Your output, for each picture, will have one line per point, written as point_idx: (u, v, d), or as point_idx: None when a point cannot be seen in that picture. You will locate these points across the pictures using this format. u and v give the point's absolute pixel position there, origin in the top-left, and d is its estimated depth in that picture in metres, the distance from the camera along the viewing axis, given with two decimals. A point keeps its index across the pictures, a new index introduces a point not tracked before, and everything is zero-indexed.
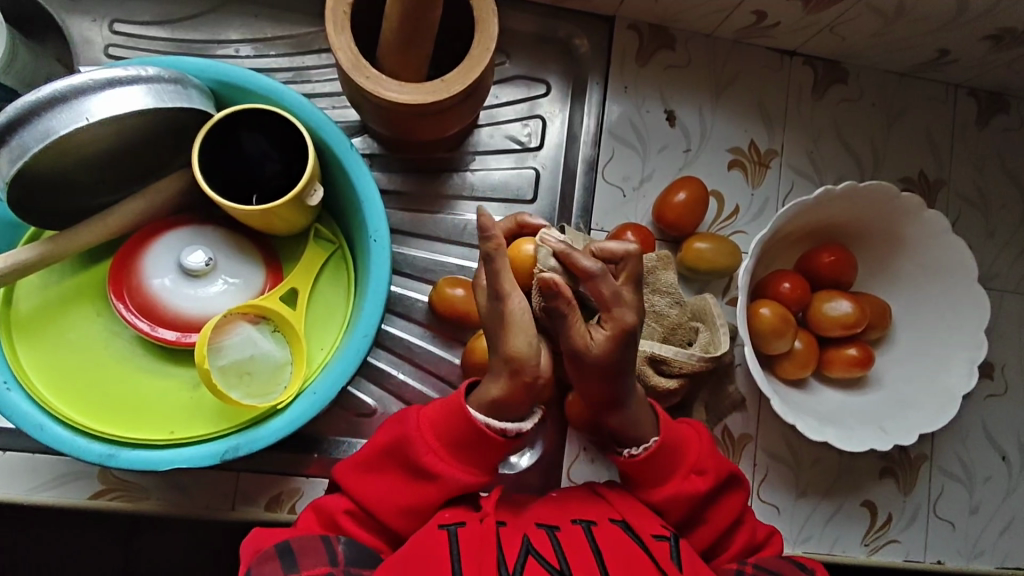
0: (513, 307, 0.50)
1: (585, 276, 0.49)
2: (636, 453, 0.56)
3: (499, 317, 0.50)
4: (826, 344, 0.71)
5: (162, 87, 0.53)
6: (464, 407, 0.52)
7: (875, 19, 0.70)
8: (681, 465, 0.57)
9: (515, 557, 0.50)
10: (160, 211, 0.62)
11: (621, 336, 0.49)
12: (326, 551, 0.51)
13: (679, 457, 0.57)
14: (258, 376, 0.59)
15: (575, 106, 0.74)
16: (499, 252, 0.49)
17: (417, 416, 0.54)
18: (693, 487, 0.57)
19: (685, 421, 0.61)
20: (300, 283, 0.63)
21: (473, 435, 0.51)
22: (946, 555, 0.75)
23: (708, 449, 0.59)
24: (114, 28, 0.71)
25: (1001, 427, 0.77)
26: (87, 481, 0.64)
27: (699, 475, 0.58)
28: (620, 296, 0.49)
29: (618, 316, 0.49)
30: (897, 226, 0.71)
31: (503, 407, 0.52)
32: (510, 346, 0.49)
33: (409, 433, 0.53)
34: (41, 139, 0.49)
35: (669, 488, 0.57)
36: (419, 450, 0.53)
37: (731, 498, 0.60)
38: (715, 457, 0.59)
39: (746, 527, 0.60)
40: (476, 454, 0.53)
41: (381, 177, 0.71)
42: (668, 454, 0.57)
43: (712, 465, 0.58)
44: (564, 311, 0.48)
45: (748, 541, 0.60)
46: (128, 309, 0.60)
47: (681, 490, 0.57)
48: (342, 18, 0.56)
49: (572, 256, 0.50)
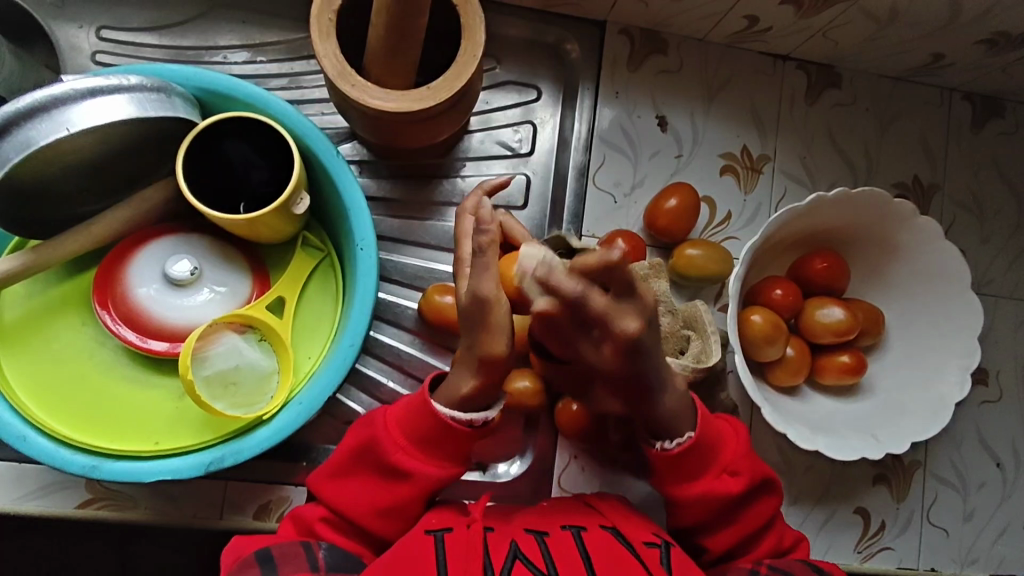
0: (494, 311, 0.45)
1: (568, 302, 0.39)
2: (669, 446, 0.55)
3: (477, 317, 0.46)
4: (818, 351, 0.70)
5: (145, 96, 0.53)
6: (428, 402, 0.51)
7: (867, 25, 0.69)
8: (716, 464, 0.57)
9: (502, 562, 0.50)
10: (146, 219, 0.62)
11: (627, 346, 0.43)
12: (307, 558, 0.51)
13: (716, 454, 0.56)
14: (243, 386, 0.59)
15: (566, 112, 0.74)
16: (489, 250, 0.43)
17: (384, 416, 0.54)
18: (725, 487, 0.57)
19: (721, 416, 0.60)
20: (285, 291, 0.62)
21: (440, 432, 0.51)
22: (940, 562, 0.74)
23: (745, 448, 0.58)
24: (101, 35, 0.70)
25: (995, 433, 0.76)
26: (73, 490, 0.64)
27: (731, 476, 0.57)
28: (617, 310, 0.40)
29: (617, 332, 0.41)
30: (890, 232, 0.71)
31: (472, 401, 0.50)
32: (488, 344, 0.46)
33: (379, 434, 0.53)
34: (22, 148, 0.49)
35: (701, 485, 0.57)
36: (388, 451, 0.53)
37: (761, 504, 0.59)
38: (750, 460, 0.58)
39: (772, 533, 0.59)
40: (449, 452, 0.53)
41: (370, 183, 0.71)
42: (704, 452, 0.55)
43: (745, 468, 0.57)
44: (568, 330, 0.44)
45: (774, 546, 0.59)
46: (113, 319, 0.60)
47: (712, 490, 0.57)
48: (327, 26, 0.55)
49: (550, 278, 0.38)
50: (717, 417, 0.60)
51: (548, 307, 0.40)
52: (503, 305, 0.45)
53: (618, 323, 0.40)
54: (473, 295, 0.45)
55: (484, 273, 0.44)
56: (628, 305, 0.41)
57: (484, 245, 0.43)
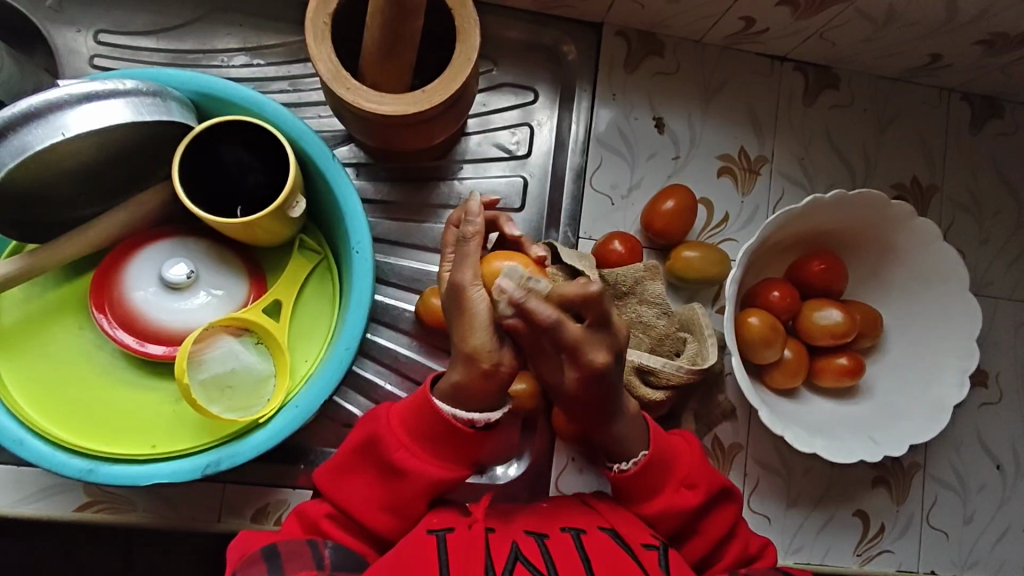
0: (471, 296, 0.48)
1: (542, 325, 0.44)
2: (627, 467, 0.56)
3: (458, 306, 0.48)
4: (816, 353, 0.70)
5: (140, 101, 0.53)
6: (431, 399, 0.51)
7: (864, 25, 0.69)
8: (673, 479, 0.57)
9: (502, 563, 0.50)
10: (143, 223, 0.62)
11: (592, 375, 0.47)
12: (313, 556, 0.51)
13: (671, 469, 0.57)
14: (240, 389, 0.59)
15: (563, 113, 0.74)
16: (471, 239, 0.49)
17: (388, 412, 0.54)
18: (685, 500, 0.57)
19: (678, 433, 0.61)
20: (283, 294, 0.62)
21: (441, 429, 0.51)
22: (939, 565, 0.74)
23: (701, 461, 0.59)
24: (99, 39, 0.70)
25: (995, 435, 0.76)
26: (71, 494, 0.64)
27: (690, 489, 0.57)
28: (589, 339, 0.45)
29: (586, 360, 0.46)
30: (888, 234, 0.70)
31: (464, 397, 0.50)
32: (468, 339, 0.47)
33: (378, 431, 0.53)
34: (17, 154, 0.49)
35: (661, 500, 0.57)
36: (389, 449, 0.53)
37: (724, 512, 0.59)
38: (706, 471, 0.59)
39: (741, 539, 0.59)
40: (447, 454, 0.52)
41: (367, 186, 0.71)
42: (659, 466, 0.56)
43: (703, 479, 0.58)
44: (534, 347, 0.47)
45: (740, 554, 0.59)
46: (110, 323, 0.60)
47: (672, 504, 0.57)
48: (322, 30, 0.55)
49: (528, 305, 0.44)
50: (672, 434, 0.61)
51: (518, 322, 0.45)
52: (480, 291, 0.48)
53: (587, 351, 0.45)
54: (454, 287, 0.48)
55: (464, 260, 0.49)
56: (598, 336, 0.46)
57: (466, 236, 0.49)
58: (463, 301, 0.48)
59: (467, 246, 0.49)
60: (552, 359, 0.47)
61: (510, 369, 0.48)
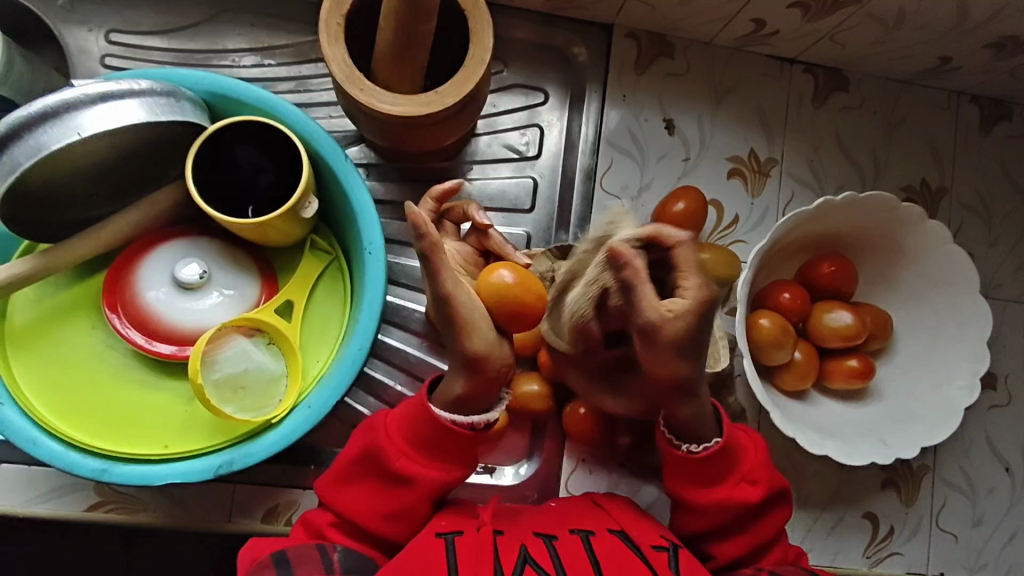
0: (466, 312, 0.46)
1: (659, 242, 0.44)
2: (696, 449, 0.54)
3: (448, 320, 0.47)
4: (826, 355, 0.70)
5: (155, 101, 0.53)
6: (426, 406, 0.51)
7: (875, 28, 0.69)
8: (737, 471, 0.56)
9: (512, 565, 0.50)
10: (155, 223, 0.62)
11: (700, 310, 0.43)
12: (323, 560, 0.51)
13: (737, 460, 0.56)
14: (252, 390, 0.59)
15: (573, 114, 0.74)
16: (435, 253, 0.44)
17: (384, 421, 0.54)
18: (745, 494, 0.56)
19: (742, 427, 0.60)
20: (294, 295, 0.63)
21: (442, 434, 0.51)
22: (948, 567, 0.74)
23: (763, 459, 0.58)
24: (110, 39, 0.70)
25: (1004, 437, 0.76)
26: (83, 493, 0.64)
27: (751, 485, 0.57)
28: (685, 263, 0.44)
29: (687, 283, 0.43)
30: (898, 237, 0.71)
31: (470, 403, 0.51)
32: (469, 348, 0.47)
33: (378, 437, 0.53)
34: (32, 153, 0.49)
35: (720, 492, 0.56)
36: (390, 454, 0.53)
37: (774, 515, 0.59)
38: (767, 470, 0.58)
39: (780, 547, 0.59)
40: (450, 455, 0.52)
41: (378, 187, 0.71)
42: (725, 459, 0.55)
43: (763, 476, 0.57)
44: (632, 284, 0.44)
45: (780, 558, 0.59)
46: (122, 322, 0.60)
47: (731, 497, 0.56)
48: (336, 30, 0.55)
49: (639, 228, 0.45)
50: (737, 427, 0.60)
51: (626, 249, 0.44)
52: (466, 294, 0.47)
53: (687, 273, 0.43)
54: (438, 298, 0.46)
55: (438, 274, 0.45)
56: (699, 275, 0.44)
57: (428, 251, 0.44)
58: (455, 312, 0.46)
59: (438, 265, 0.44)
60: (648, 296, 0.43)
61: (507, 366, 0.50)
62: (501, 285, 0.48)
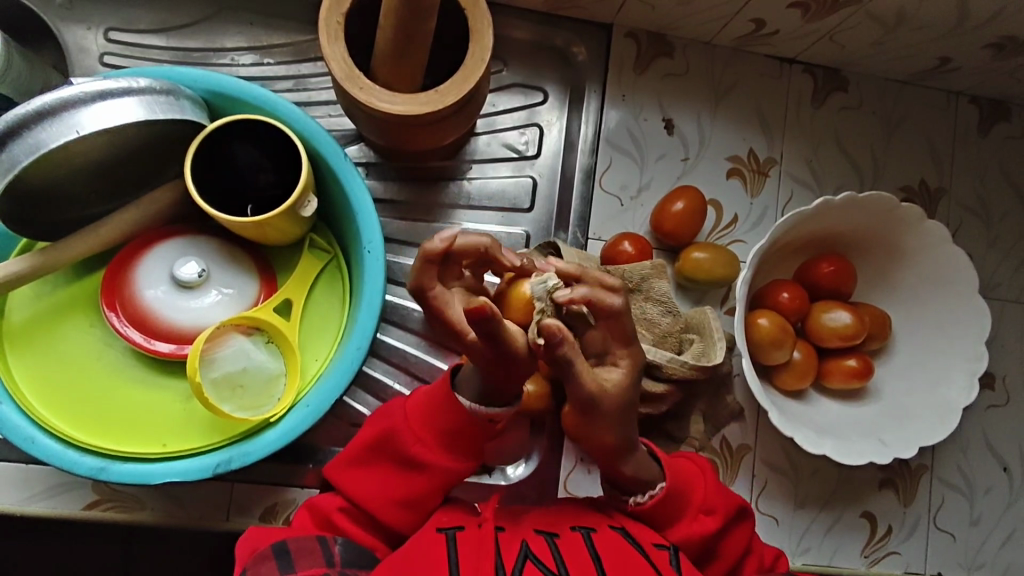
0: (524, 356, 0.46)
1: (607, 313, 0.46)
2: (642, 500, 0.55)
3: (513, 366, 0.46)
4: (824, 355, 0.70)
5: (154, 99, 0.53)
6: (450, 395, 0.51)
7: (874, 29, 0.69)
8: (690, 506, 0.56)
9: (513, 562, 0.50)
10: (154, 221, 0.62)
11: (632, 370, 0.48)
12: (324, 553, 0.50)
13: (687, 497, 0.56)
14: (251, 388, 0.59)
15: (572, 115, 0.74)
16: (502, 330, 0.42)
17: (403, 408, 0.54)
18: (704, 527, 0.56)
19: (682, 456, 0.60)
20: (293, 293, 0.62)
21: (462, 423, 0.51)
22: (946, 567, 0.74)
23: (713, 485, 0.58)
24: (109, 37, 0.70)
25: (1002, 437, 0.76)
26: (79, 492, 0.64)
27: (707, 515, 0.57)
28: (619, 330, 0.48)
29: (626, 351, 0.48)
30: (897, 237, 0.71)
31: (492, 395, 0.50)
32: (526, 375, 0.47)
33: (396, 426, 0.53)
34: (31, 152, 0.49)
35: (681, 529, 0.56)
36: (408, 441, 0.52)
37: (741, 530, 0.58)
38: (721, 494, 0.58)
39: (753, 555, 0.59)
40: (467, 445, 0.52)
41: (377, 186, 0.71)
42: (677, 496, 0.56)
43: (718, 503, 0.57)
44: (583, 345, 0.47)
45: (756, 567, 0.58)
46: (121, 321, 0.60)
47: (692, 532, 0.56)
48: (336, 28, 0.55)
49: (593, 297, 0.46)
50: (681, 458, 0.60)
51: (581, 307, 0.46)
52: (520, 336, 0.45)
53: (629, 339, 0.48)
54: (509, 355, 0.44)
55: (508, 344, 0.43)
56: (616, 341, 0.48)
57: (495, 331, 0.42)
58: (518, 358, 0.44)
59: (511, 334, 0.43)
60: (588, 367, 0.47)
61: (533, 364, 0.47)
62: (528, 295, 0.48)
